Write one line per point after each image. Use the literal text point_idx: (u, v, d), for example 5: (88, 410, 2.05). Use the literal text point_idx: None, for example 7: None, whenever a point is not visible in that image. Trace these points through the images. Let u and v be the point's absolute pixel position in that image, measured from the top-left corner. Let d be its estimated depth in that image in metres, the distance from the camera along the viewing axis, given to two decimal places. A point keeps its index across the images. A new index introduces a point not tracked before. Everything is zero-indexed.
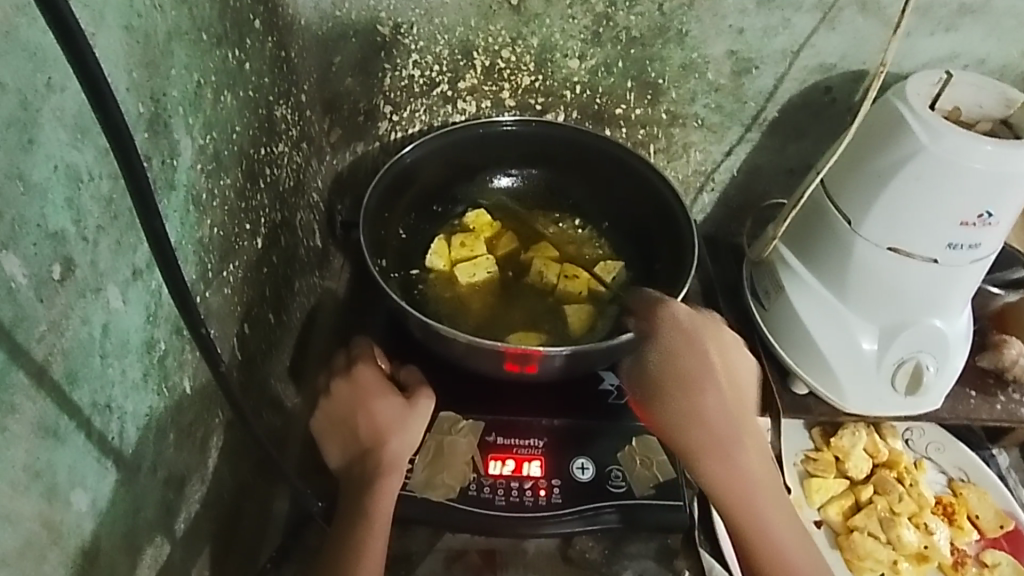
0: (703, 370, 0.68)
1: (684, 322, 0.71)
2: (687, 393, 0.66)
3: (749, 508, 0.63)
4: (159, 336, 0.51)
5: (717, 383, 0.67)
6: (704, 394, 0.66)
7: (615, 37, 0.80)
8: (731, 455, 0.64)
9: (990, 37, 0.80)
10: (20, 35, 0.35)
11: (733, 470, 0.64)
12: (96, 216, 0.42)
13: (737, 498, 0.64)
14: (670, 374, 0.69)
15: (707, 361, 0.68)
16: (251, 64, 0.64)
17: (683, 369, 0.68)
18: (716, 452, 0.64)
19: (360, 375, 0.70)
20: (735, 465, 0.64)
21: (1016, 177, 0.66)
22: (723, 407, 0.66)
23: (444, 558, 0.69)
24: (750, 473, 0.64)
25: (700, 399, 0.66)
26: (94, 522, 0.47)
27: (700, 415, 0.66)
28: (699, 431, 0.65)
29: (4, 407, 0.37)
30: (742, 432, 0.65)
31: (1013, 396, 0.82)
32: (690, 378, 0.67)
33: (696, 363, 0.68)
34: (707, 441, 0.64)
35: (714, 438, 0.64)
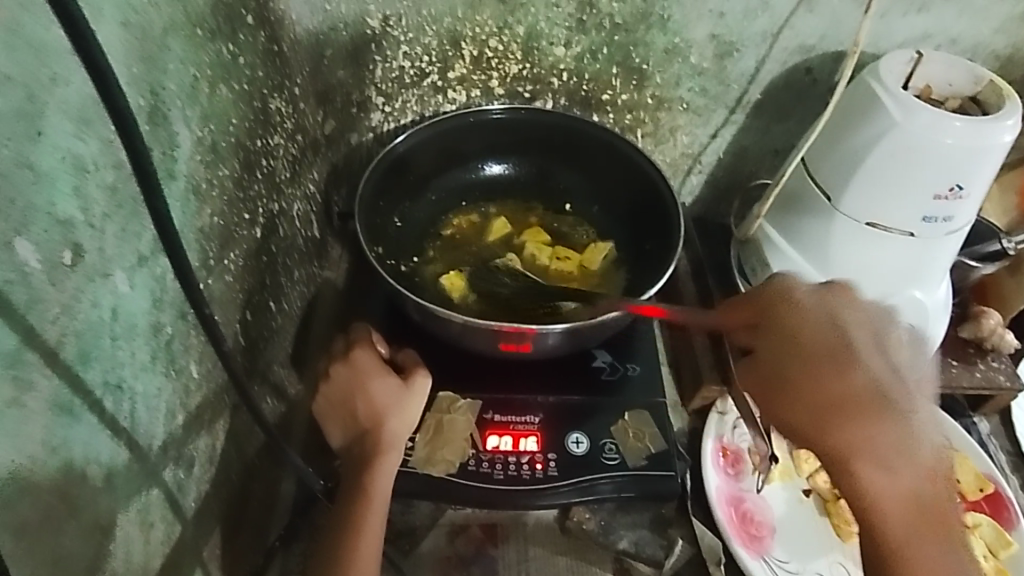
0: (836, 338, 0.58)
1: (809, 303, 0.61)
2: (834, 368, 0.56)
3: (892, 489, 0.52)
4: (165, 320, 0.54)
5: (853, 348, 0.57)
6: (833, 366, 0.56)
7: (599, 23, 0.82)
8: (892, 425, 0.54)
9: (964, 15, 0.82)
10: (24, 31, 0.37)
11: (867, 441, 0.53)
12: (102, 204, 0.44)
13: (873, 482, 0.52)
14: (784, 360, 0.59)
15: (837, 339, 0.58)
16: (245, 58, 0.66)
17: (822, 344, 0.58)
18: (844, 423, 0.54)
19: (358, 359, 0.72)
20: (898, 446, 0.53)
21: (988, 149, 0.68)
22: (872, 376, 0.56)
23: (447, 533, 0.74)
24: (925, 447, 0.54)
25: (845, 373, 0.56)
26: (109, 497, 0.49)
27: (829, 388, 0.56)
28: (836, 406, 0.55)
29: (21, 384, 0.39)
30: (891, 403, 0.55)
31: (993, 363, 0.86)
32: (831, 352, 0.57)
33: (826, 337, 0.58)
34: (858, 412, 0.54)
35: (858, 411, 0.54)
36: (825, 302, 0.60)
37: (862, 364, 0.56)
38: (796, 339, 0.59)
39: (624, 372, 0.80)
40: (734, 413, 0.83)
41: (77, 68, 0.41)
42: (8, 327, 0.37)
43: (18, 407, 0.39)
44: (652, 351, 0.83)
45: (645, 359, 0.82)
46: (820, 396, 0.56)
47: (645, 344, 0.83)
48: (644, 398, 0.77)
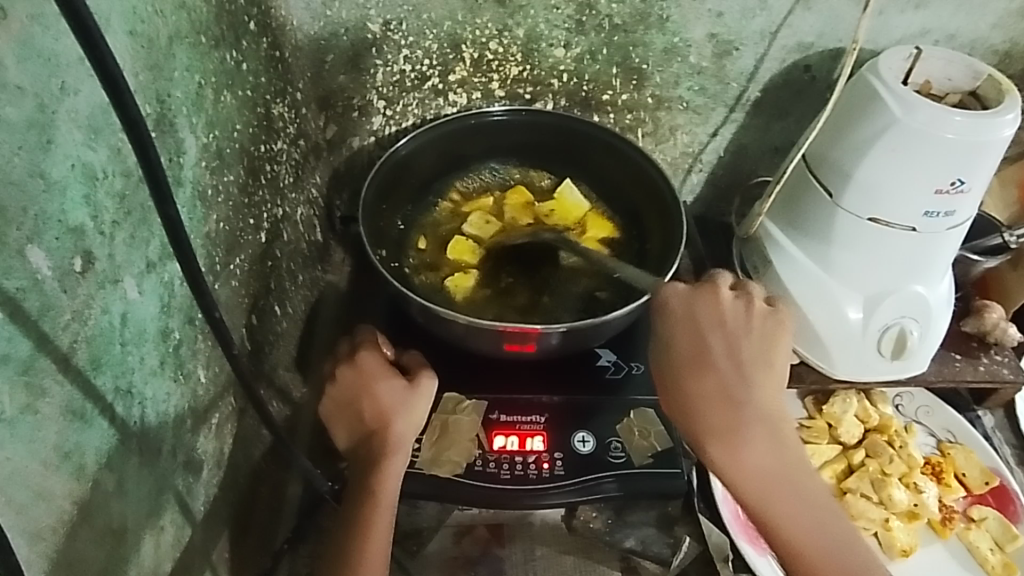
0: (703, 342, 0.64)
1: (730, 316, 0.64)
2: (695, 371, 0.63)
3: (761, 470, 0.60)
4: (173, 325, 0.54)
5: (714, 352, 0.63)
6: (705, 370, 0.62)
7: (598, 24, 0.83)
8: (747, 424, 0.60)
9: (961, 11, 0.82)
10: (35, 43, 0.37)
11: (728, 442, 0.60)
12: (111, 211, 0.45)
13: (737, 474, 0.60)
14: (683, 363, 0.64)
15: (703, 345, 0.63)
16: (248, 64, 0.67)
17: (688, 355, 0.64)
18: (716, 433, 0.61)
19: (364, 361, 0.72)
20: (756, 441, 0.60)
21: (987, 143, 0.69)
22: (729, 381, 0.62)
23: (454, 533, 0.74)
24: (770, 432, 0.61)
25: (702, 383, 0.62)
26: (121, 501, 0.49)
27: (713, 400, 0.61)
28: (699, 408, 0.62)
29: (34, 390, 0.39)
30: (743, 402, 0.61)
31: (995, 357, 0.86)
32: (700, 362, 0.63)
33: (695, 340, 0.64)
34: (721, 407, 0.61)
35: (721, 415, 0.61)
36: (700, 299, 0.65)
37: (721, 366, 0.62)
38: (670, 341, 0.65)
39: (628, 370, 0.80)
40: None
41: (86, 77, 0.42)
42: (21, 333, 0.38)
43: (31, 413, 0.39)
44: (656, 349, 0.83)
45: (649, 357, 0.82)
46: (687, 397, 0.62)
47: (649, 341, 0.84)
48: (649, 396, 0.77)
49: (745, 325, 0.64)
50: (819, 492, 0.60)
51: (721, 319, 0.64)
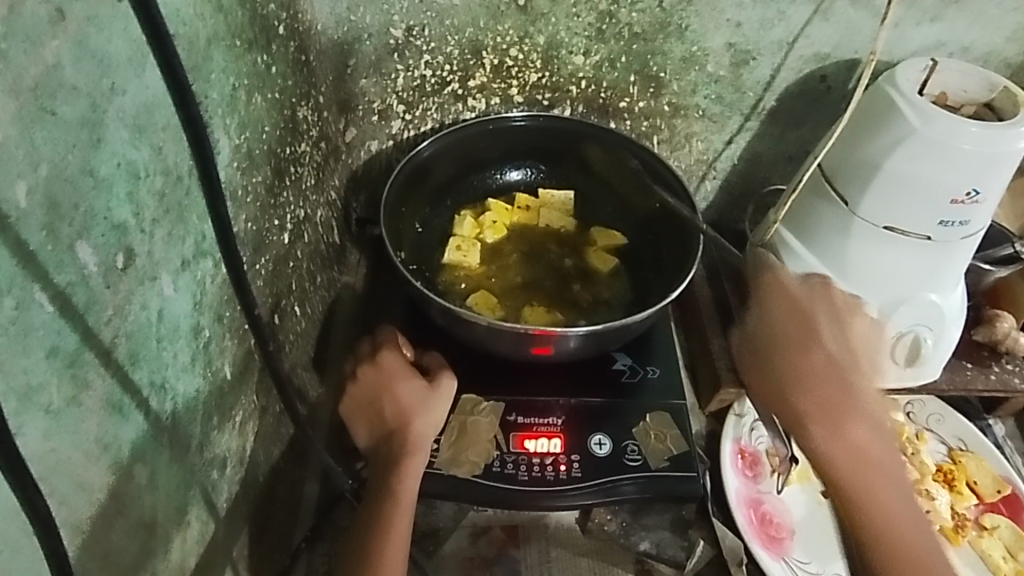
0: (814, 323, 0.70)
1: (801, 296, 0.74)
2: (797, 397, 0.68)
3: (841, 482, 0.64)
4: (204, 322, 0.55)
5: (826, 337, 0.68)
6: (815, 346, 0.68)
7: (618, 32, 0.84)
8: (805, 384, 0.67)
9: (977, 24, 0.83)
10: (89, 43, 0.39)
11: (856, 436, 0.63)
12: (151, 209, 0.46)
13: (862, 447, 0.63)
14: (784, 341, 0.71)
15: (807, 306, 0.72)
16: (277, 67, 0.68)
17: (806, 334, 0.69)
18: (846, 416, 0.64)
19: (385, 361, 0.74)
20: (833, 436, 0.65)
21: (1003, 154, 0.70)
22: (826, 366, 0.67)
23: (469, 534, 0.75)
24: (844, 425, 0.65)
25: (780, 367, 0.70)
26: (151, 495, 0.50)
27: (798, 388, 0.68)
28: (830, 408, 0.64)
29: (79, 382, 0.40)
30: (865, 405, 0.65)
31: (1007, 366, 0.87)
32: (803, 346, 0.68)
33: (807, 320, 0.70)
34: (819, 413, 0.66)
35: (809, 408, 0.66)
36: (816, 290, 0.74)
37: (827, 343, 0.68)
38: (792, 302, 0.74)
39: (644, 375, 0.81)
40: (752, 416, 0.85)
41: (133, 78, 0.43)
42: (70, 326, 0.39)
43: (75, 405, 0.40)
44: (672, 354, 0.84)
45: (663, 361, 0.83)
46: (803, 372, 0.67)
47: (664, 346, 0.84)
48: (664, 399, 0.78)
49: (831, 297, 0.73)
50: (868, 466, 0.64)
51: (831, 308, 0.72)
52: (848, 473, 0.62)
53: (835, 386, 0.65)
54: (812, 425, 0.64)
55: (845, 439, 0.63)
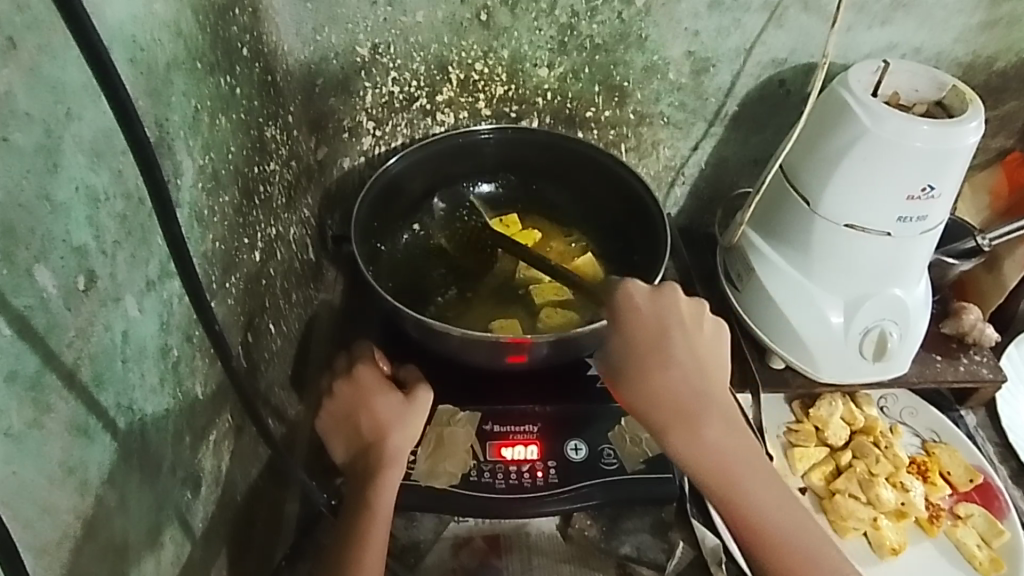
0: (665, 343, 0.66)
1: (645, 309, 0.68)
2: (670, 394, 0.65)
3: (724, 470, 0.64)
4: (172, 343, 0.55)
5: (675, 351, 0.66)
6: (661, 362, 0.66)
7: (580, 44, 0.86)
8: (670, 389, 0.65)
9: (926, 26, 0.86)
10: (43, 71, 0.39)
11: (704, 452, 0.64)
12: (113, 231, 0.46)
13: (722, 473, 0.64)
14: (632, 360, 0.67)
15: (658, 313, 0.68)
16: (241, 89, 0.69)
17: (649, 348, 0.66)
18: (684, 433, 0.64)
19: (360, 375, 0.74)
20: (714, 431, 0.65)
21: (954, 150, 0.72)
22: (678, 378, 0.65)
23: (451, 546, 0.75)
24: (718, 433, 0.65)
25: (644, 388, 0.65)
26: (122, 517, 0.50)
27: (670, 405, 0.65)
28: (680, 424, 0.64)
29: (41, 405, 0.41)
30: (715, 426, 0.65)
31: (975, 358, 0.89)
32: (647, 371, 0.66)
33: (648, 330, 0.67)
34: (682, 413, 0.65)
35: (678, 415, 0.64)
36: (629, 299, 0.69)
37: (659, 355, 0.66)
38: (638, 312, 0.68)
39: None
40: None
41: (90, 103, 0.43)
42: (29, 350, 0.39)
43: (38, 427, 0.40)
44: None
45: None
46: (649, 393, 0.65)
47: None
48: None
49: (669, 303, 0.69)
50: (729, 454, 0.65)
51: (679, 317, 0.68)
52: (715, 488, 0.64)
53: (688, 403, 0.65)
54: (677, 454, 0.65)
55: (694, 455, 0.64)
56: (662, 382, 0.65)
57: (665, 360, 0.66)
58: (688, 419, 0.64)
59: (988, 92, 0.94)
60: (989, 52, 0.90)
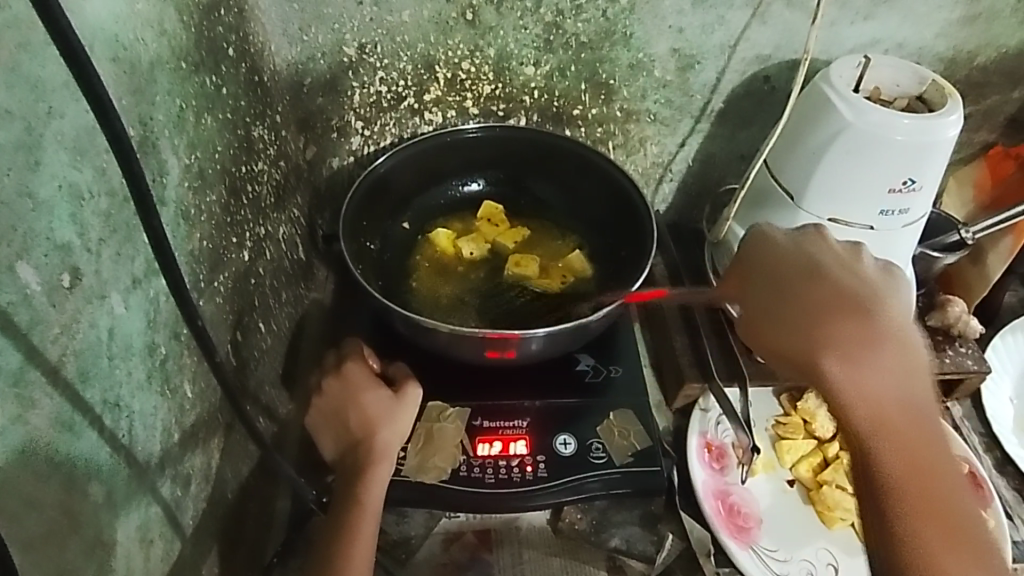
0: (812, 264, 0.61)
1: (787, 246, 0.64)
2: (801, 287, 0.60)
3: (880, 403, 0.53)
4: (159, 340, 0.55)
5: (830, 273, 0.60)
6: (821, 290, 0.59)
7: (565, 42, 0.86)
8: (812, 305, 0.58)
9: (907, 22, 0.87)
10: (23, 69, 0.40)
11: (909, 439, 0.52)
12: (97, 229, 0.47)
13: (911, 473, 0.51)
14: (754, 294, 0.62)
15: (806, 259, 0.62)
16: (228, 88, 0.69)
17: (843, 308, 0.57)
18: (898, 419, 0.53)
19: (350, 372, 0.74)
20: (882, 361, 0.54)
21: (936, 143, 0.72)
22: (834, 294, 0.58)
23: (442, 541, 0.75)
24: (901, 359, 0.55)
25: (860, 359, 0.54)
26: (109, 513, 0.50)
27: (804, 322, 0.57)
28: (880, 410, 0.53)
29: (25, 401, 0.41)
30: (902, 351, 0.55)
31: (960, 349, 0.90)
32: (849, 341, 0.55)
33: (804, 278, 0.60)
34: (835, 329, 0.56)
35: (825, 327, 0.56)
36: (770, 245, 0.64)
37: (876, 310, 0.57)
38: (777, 257, 0.63)
39: (607, 374, 0.82)
40: (717, 410, 0.86)
41: (72, 102, 0.44)
42: (12, 346, 0.39)
43: (22, 423, 0.41)
44: (634, 352, 0.85)
45: (627, 360, 0.84)
46: (848, 352, 0.55)
47: (628, 345, 0.86)
48: (628, 397, 0.79)
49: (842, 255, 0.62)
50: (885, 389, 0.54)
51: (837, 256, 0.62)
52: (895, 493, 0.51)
53: (836, 328, 0.56)
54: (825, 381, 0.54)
55: (863, 390, 0.53)
56: (804, 298, 0.59)
57: (810, 279, 0.60)
58: (833, 336, 0.56)
59: (970, 87, 0.95)
60: (970, 47, 0.91)
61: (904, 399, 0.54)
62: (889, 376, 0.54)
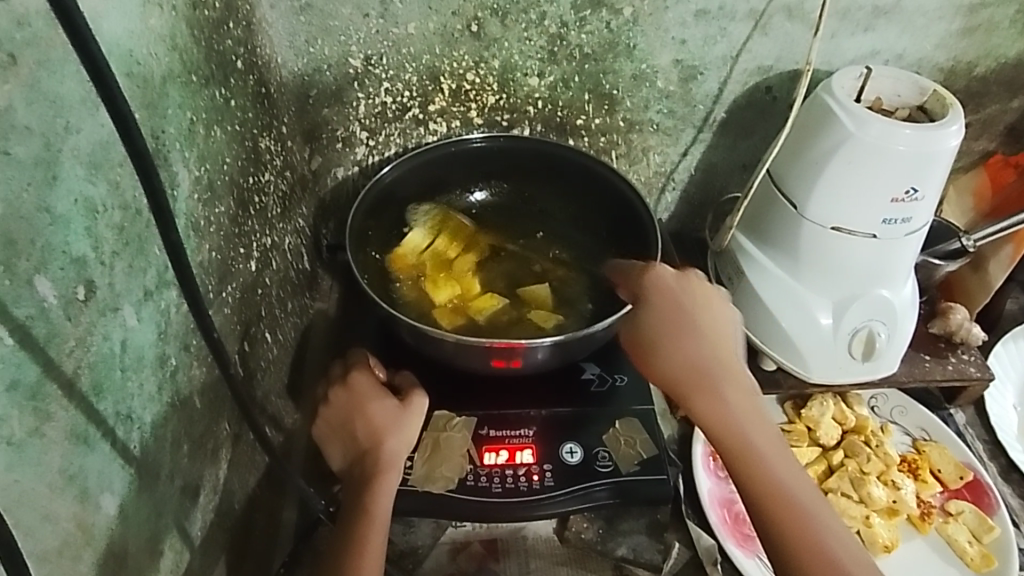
0: (685, 308, 0.72)
1: (671, 284, 0.74)
2: (676, 335, 0.70)
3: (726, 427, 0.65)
4: (170, 352, 0.56)
5: (696, 319, 0.71)
6: (690, 337, 0.70)
7: (569, 54, 0.87)
8: (688, 350, 0.69)
9: (907, 33, 0.88)
10: (42, 86, 0.40)
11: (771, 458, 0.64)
12: (111, 242, 0.47)
13: (774, 484, 0.63)
14: (653, 337, 0.72)
15: (683, 309, 0.72)
16: (236, 100, 0.70)
17: (696, 360, 0.68)
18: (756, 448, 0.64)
19: (356, 382, 0.74)
20: (727, 391, 0.67)
21: (937, 153, 0.73)
22: (698, 339, 0.70)
23: (449, 550, 0.76)
24: (739, 389, 0.67)
25: (716, 395, 0.67)
26: (121, 526, 0.50)
27: (682, 361, 0.69)
28: (734, 437, 0.65)
29: (41, 414, 0.41)
30: (739, 380, 0.68)
31: (962, 356, 0.90)
32: (702, 378, 0.67)
33: (678, 324, 0.71)
34: (693, 369, 0.68)
35: (687, 366, 0.68)
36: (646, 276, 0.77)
37: (717, 346, 0.70)
38: (654, 309, 0.73)
39: (613, 383, 0.82)
40: None
41: (88, 117, 0.44)
42: (30, 359, 0.40)
43: (38, 436, 0.41)
44: (640, 360, 0.85)
45: (632, 368, 0.84)
46: (699, 390, 0.67)
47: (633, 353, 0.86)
48: (633, 405, 0.80)
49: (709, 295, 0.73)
50: (736, 412, 0.66)
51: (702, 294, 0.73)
52: (771, 513, 0.62)
53: (704, 368, 0.68)
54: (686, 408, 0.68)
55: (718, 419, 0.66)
56: (672, 336, 0.71)
57: (681, 324, 0.71)
58: (693, 372, 0.68)
59: (969, 96, 0.96)
60: (969, 57, 0.92)
61: (748, 419, 0.66)
62: (733, 400, 0.66)
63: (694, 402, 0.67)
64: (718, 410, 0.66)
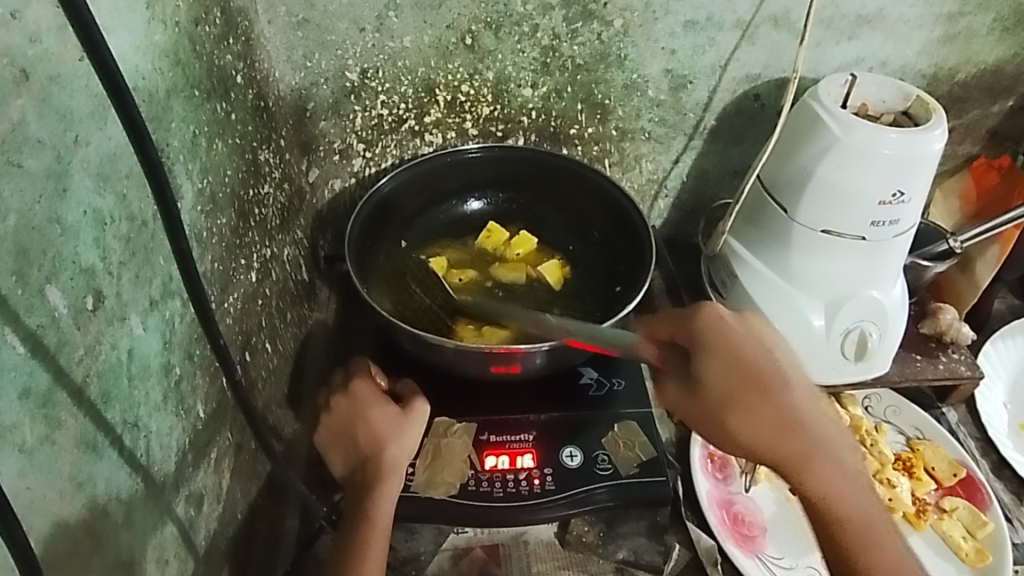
0: (766, 357, 0.57)
1: (737, 327, 0.58)
2: (763, 394, 0.56)
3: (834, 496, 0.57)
4: (174, 361, 0.56)
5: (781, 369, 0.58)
6: (784, 392, 0.57)
7: (562, 65, 0.89)
8: (790, 414, 0.56)
9: (890, 41, 0.91)
10: (53, 101, 0.41)
11: (828, 488, 0.57)
12: (118, 253, 0.48)
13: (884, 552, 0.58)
14: (722, 392, 0.56)
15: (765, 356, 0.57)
16: (236, 114, 0.71)
17: (800, 422, 0.57)
18: (808, 466, 0.57)
19: (358, 390, 0.75)
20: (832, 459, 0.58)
21: (922, 156, 0.75)
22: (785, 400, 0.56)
23: (451, 557, 0.76)
24: (835, 451, 0.58)
25: (821, 466, 0.57)
26: (128, 534, 0.51)
27: (783, 426, 0.56)
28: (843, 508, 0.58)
29: (52, 421, 0.42)
30: (835, 442, 0.59)
31: (953, 355, 0.92)
32: (808, 449, 0.57)
33: (767, 377, 0.57)
34: (794, 433, 0.56)
35: (785, 432, 0.56)
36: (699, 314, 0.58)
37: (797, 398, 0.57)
38: (724, 359, 0.56)
39: (610, 387, 0.83)
40: None
41: (96, 130, 0.46)
42: (41, 367, 0.40)
43: (49, 443, 0.42)
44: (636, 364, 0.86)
45: (629, 373, 0.85)
46: (803, 462, 0.57)
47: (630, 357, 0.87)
48: (630, 408, 0.81)
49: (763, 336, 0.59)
50: (844, 476, 0.58)
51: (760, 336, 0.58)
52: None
53: (805, 433, 0.57)
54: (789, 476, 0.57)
55: (821, 491, 0.57)
56: (754, 390, 0.56)
57: (763, 373, 0.57)
58: (796, 437, 0.56)
59: (951, 101, 0.99)
60: (951, 64, 0.94)
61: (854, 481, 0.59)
62: (836, 467, 0.58)
63: (801, 473, 0.57)
64: (827, 482, 0.57)
